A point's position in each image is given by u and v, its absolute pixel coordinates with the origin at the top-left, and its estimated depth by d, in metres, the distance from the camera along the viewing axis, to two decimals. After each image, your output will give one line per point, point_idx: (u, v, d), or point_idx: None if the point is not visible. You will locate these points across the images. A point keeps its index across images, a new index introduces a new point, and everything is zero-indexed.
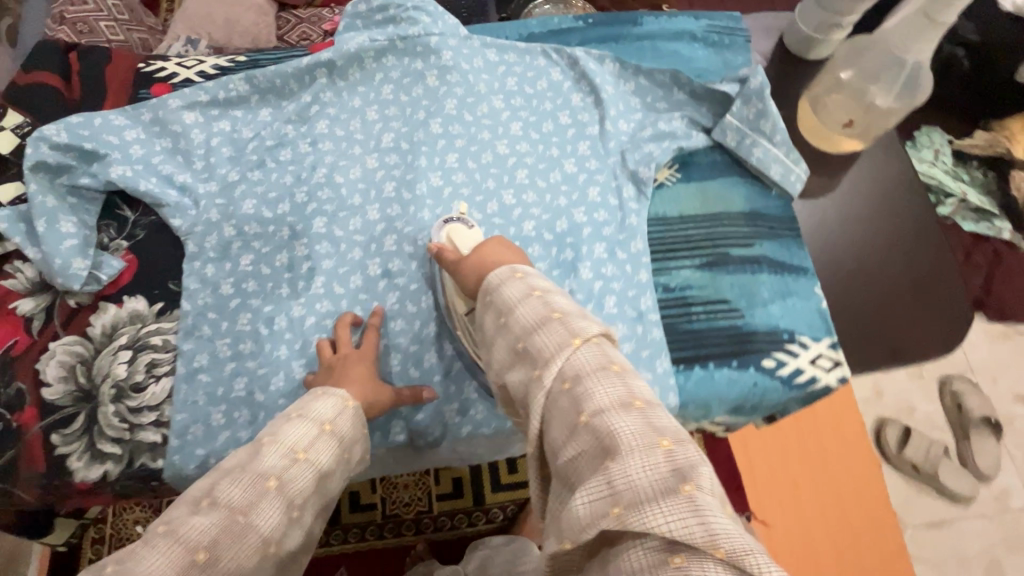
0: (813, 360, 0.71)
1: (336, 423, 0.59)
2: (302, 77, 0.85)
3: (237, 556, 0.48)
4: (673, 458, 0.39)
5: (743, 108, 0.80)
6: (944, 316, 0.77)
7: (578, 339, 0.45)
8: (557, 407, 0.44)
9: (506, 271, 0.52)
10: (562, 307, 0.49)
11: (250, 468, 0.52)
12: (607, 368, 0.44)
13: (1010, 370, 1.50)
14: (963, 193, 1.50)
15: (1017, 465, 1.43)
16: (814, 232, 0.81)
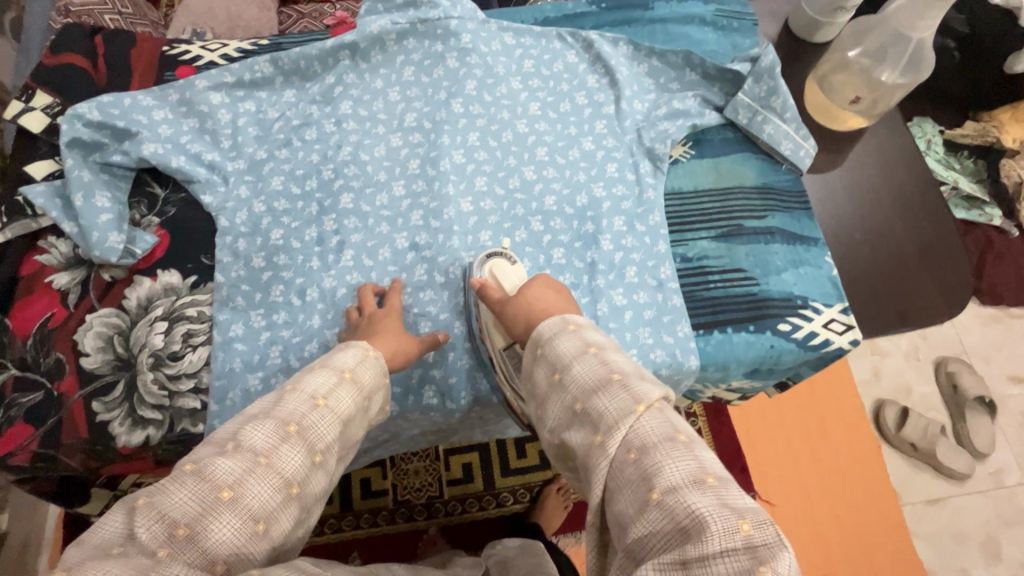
0: (827, 324, 0.75)
1: (355, 372, 0.59)
2: (326, 60, 0.87)
3: (261, 494, 0.48)
4: (753, 543, 0.38)
5: (755, 86, 0.83)
6: (948, 279, 0.81)
7: (642, 406, 0.46)
8: (625, 478, 0.43)
9: (560, 322, 0.53)
10: (622, 368, 0.49)
11: (273, 413, 0.52)
12: (674, 439, 0.44)
13: (1003, 351, 1.55)
14: (955, 182, 1.53)
15: (1011, 443, 1.47)
16: (824, 205, 0.84)
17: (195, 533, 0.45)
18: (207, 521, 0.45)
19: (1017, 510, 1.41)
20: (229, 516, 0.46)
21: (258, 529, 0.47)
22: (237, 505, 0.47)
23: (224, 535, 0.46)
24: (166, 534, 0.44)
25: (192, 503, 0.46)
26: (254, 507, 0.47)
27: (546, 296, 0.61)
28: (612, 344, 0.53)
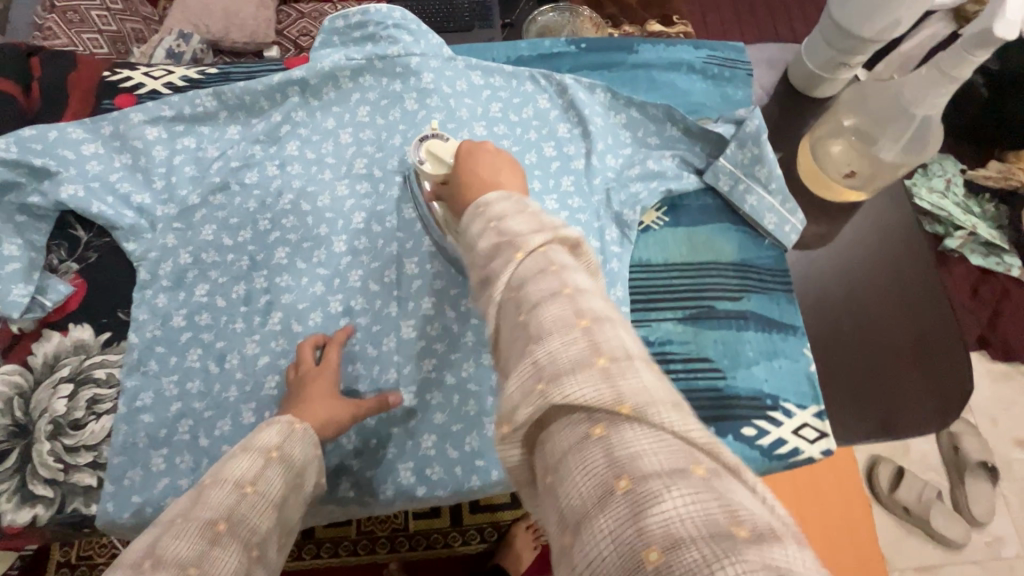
0: (797, 430, 0.67)
1: (283, 450, 0.52)
2: (273, 95, 0.80)
3: None
4: (595, 334, 0.32)
5: (737, 151, 0.75)
6: (945, 382, 0.72)
7: (520, 251, 0.36)
8: (503, 309, 0.36)
9: (470, 213, 0.43)
10: (512, 222, 0.39)
11: (193, 515, 0.43)
12: (544, 269, 0.35)
13: (1011, 414, 1.45)
14: (974, 227, 1.41)
15: (1013, 512, 1.37)
16: (806, 286, 0.76)
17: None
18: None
19: None
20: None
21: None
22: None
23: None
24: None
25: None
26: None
27: (497, 167, 0.53)
28: (519, 207, 0.41)
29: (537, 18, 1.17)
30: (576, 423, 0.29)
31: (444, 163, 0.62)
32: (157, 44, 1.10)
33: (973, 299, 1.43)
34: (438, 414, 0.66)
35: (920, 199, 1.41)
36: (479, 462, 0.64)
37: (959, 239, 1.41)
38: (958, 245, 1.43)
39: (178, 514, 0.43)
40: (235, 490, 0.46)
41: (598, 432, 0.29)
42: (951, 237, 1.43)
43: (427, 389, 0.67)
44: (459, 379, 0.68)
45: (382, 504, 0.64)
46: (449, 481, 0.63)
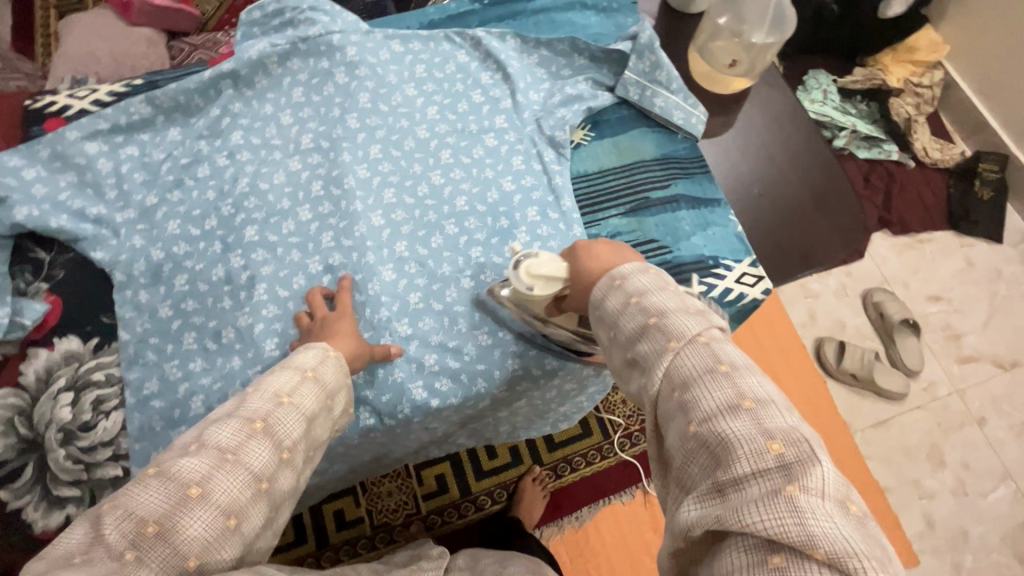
0: (738, 279, 0.78)
1: (318, 370, 0.57)
2: (207, 92, 0.84)
3: (229, 489, 0.45)
4: (782, 461, 0.37)
5: (639, 62, 0.85)
6: (845, 223, 0.86)
7: (675, 343, 0.44)
8: (667, 411, 0.44)
9: (606, 281, 0.52)
10: (666, 311, 0.47)
11: (237, 413, 0.49)
12: (713, 372, 0.42)
13: (921, 273, 1.66)
14: (853, 126, 1.70)
15: (937, 356, 1.58)
16: (720, 167, 0.88)
17: (162, 529, 0.42)
18: (174, 520, 0.42)
19: (952, 418, 1.52)
20: (196, 513, 0.43)
21: (230, 525, 0.44)
22: (203, 501, 0.43)
23: (193, 536, 0.42)
24: (130, 536, 0.41)
25: (161, 501, 0.43)
26: (225, 503, 0.44)
27: (620, 251, 0.57)
28: (663, 290, 0.49)
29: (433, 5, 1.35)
30: (755, 548, 0.35)
31: (553, 270, 0.63)
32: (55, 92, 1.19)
33: (866, 187, 1.71)
34: (434, 335, 0.73)
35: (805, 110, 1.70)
36: (480, 366, 0.72)
37: (845, 138, 1.70)
38: (845, 143, 1.71)
39: (228, 409, 0.50)
40: (271, 396, 0.51)
41: (776, 561, 0.34)
42: (837, 137, 1.71)
43: (419, 318, 0.74)
44: (446, 303, 0.75)
45: (401, 426, 0.70)
46: (458, 389, 0.71)
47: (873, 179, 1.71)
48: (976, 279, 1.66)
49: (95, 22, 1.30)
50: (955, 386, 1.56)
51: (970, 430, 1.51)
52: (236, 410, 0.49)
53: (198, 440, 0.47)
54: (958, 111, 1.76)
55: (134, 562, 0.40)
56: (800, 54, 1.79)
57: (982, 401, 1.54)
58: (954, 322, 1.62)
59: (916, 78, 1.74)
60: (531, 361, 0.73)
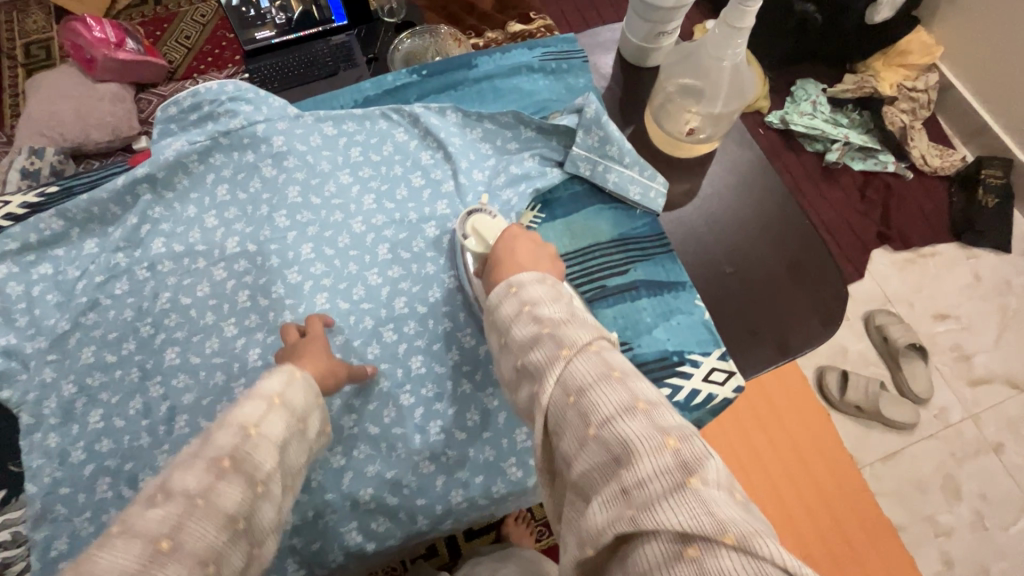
0: (706, 377, 0.71)
1: (237, 456, 0.46)
2: (123, 199, 0.78)
3: (204, 535, 0.41)
4: (680, 455, 0.36)
5: (586, 138, 0.79)
6: (826, 297, 0.77)
7: (568, 350, 0.43)
8: (561, 418, 0.42)
9: (503, 287, 0.52)
10: (560, 321, 0.46)
11: (201, 454, 0.45)
12: (607, 375, 0.42)
13: (926, 291, 1.56)
14: (846, 137, 1.61)
15: (947, 381, 1.48)
16: (684, 241, 0.81)
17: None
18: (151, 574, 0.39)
19: (966, 447, 1.43)
20: (171, 566, 0.39)
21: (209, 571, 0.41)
22: (177, 552, 0.40)
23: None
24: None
25: (132, 557, 0.39)
26: (199, 549, 0.41)
27: (538, 260, 0.60)
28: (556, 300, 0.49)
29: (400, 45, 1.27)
30: (670, 546, 0.33)
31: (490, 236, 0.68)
32: (12, 165, 1.18)
33: (863, 202, 1.61)
34: (369, 466, 0.66)
35: (794, 123, 1.62)
36: (420, 501, 0.66)
37: (837, 151, 1.60)
38: (838, 156, 1.61)
39: (192, 451, 0.46)
40: (230, 426, 0.48)
41: (693, 556, 0.33)
42: (830, 150, 1.62)
43: (353, 446, 0.67)
44: (383, 428, 0.68)
45: (337, 569, 0.64)
46: (397, 528, 0.65)
47: (870, 194, 1.61)
48: (985, 295, 1.56)
49: (60, 80, 1.37)
50: (968, 411, 1.46)
51: (986, 458, 1.42)
52: (203, 449, 0.46)
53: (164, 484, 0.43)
54: (957, 114, 1.66)
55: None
56: (783, 69, 1.70)
57: (997, 425, 1.44)
58: (964, 342, 1.52)
59: (910, 83, 1.64)
60: (476, 490, 0.67)
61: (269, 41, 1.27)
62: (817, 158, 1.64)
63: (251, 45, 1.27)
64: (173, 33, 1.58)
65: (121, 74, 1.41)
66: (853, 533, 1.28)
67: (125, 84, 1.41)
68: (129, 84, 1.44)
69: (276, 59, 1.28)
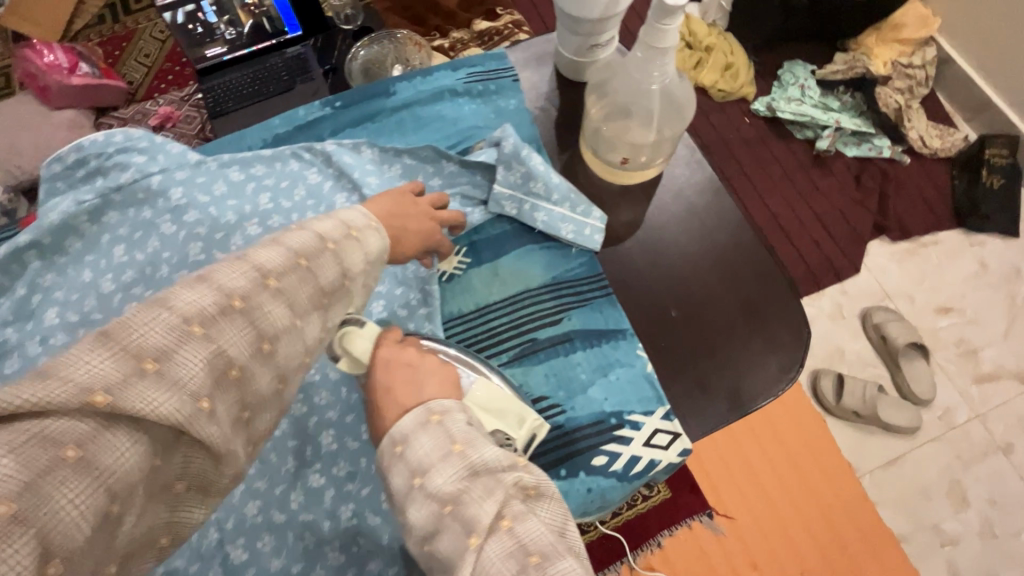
0: (648, 441, 0.64)
1: (332, 294, 0.44)
2: (10, 268, 0.71)
3: (291, 354, 0.41)
4: None
5: (508, 173, 0.72)
6: (785, 343, 0.69)
7: (476, 538, 0.35)
8: None
9: (386, 446, 0.41)
10: (462, 494, 0.37)
11: (313, 274, 0.43)
12: (525, 567, 0.34)
13: (928, 283, 1.41)
14: (838, 122, 1.47)
15: (952, 378, 1.34)
16: (627, 281, 0.73)
17: (243, 377, 0.37)
18: (250, 367, 0.38)
19: (973, 449, 1.28)
20: (265, 368, 0.39)
21: (282, 388, 0.41)
22: (269, 359, 0.39)
23: (258, 386, 0.39)
24: (215, 375, 0.35)
25: (243, 346, 0.37)
26: (282, 366, 0.41)
27: (418, 378, 0.46)
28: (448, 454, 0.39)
29: (357, 53, 1.20)
30: None
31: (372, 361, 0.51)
32: None
33: (857, 189, 1.48)
34: (274, 559, 0.60)
35: (780, 110, 1.49)
36: None
37: (828, 138, 1.47)
38: (829, 144, 1.47)
39: (305, 254, 0.43)
40: (333, 253, 0.45)
41: None
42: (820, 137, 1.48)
43: (257, 536, 0.60)
44: (289, 515, 0.62)
45: None
46: None
47: (864, 181, 1.48)
48: (993, 284, 1.41)
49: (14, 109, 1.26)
50: (976, 411, 1.31)
51: (997, 460, 1.27)
52: (313, 263, 0.43)
53: (281, 275, 0.40)
54: (957, 89, 1.52)
55: (208, 412, 0.35)
56: (765, 52, 1.59)
57: (1008, 424, 1.30)
58: (969, 336, 1.37)
59: (905, 59, 1.50)
60: None
61: (221, 58, 1.19)
62: (807, 146, 1.51)
63: (199, 63, 1.19)
64: (132, 52, 1.44)
65: (78, 99, 1.30)
66: (856, 551, 1.18)
67: (81, 109, 1.31)
68: (87, 109, 1.33)
69: (228, 76, 1.20)
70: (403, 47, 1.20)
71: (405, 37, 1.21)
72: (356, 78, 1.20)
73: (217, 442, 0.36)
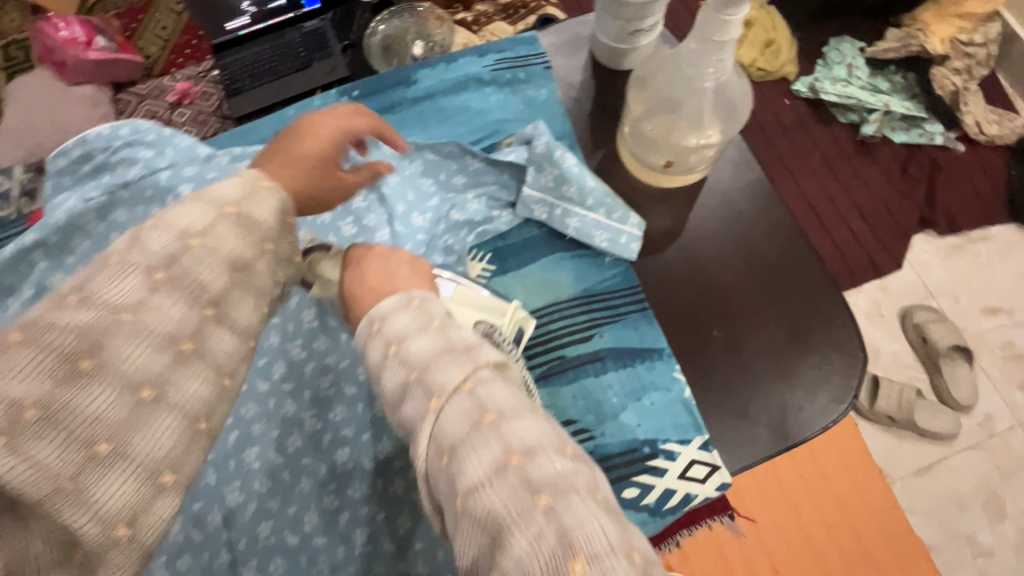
0: (683, 473, 0.59)
1: (177, 270, 0.34)
2: (16, 269, 0.67)
3: (138, 359, 0.31)
4: (557, 518, 0.28)
5: (539, 176, 0.67)
6: (837, 371, 0.63)
7: (436, 400, 0.33)
8: (432, 482, 0.33)
9: (364, 325, 0.40)
10: (429, 362, 0.35)
11: (131, 257, 0.33)
12: (477, 422, 0.32)
13: (976, 282, 1.31)
14: (886, 105, 1.35)
15: (994, 382, 1.25)
16: (665, 292, 0.67)
17: (57, 410, 0.29)
18: (67, 396, 0.29)
19: (1016, 459, 1.20)
20: (92, 393, 0.30)
21: (145, 399, 0.31)
22: (107, 372, 0.30)
23: (97, 412, 0.30)
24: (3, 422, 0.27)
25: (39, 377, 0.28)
26: (127, 373, 0.31)
27: None
28: (424, 329, 0.38)
29: (377, 28, 1.13)
30: None
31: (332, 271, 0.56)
32: None
33: (904, 180, 1.36)
34: None
35: (825, 92, 1.37)
36: None
37: (875, 123, 1.36)
38: (876, 129, 1.36)
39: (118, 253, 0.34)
40: (160, 231, 0.35)
41: None
42: (868, 121, 1.37)
43: (269, 558, 0.59)
44: (302, 536, 0.60)
45: None
46: None
47: (913, 172, 1.36)
48: None
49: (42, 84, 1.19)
50: (1018, 419, 1.22)
51: None
52: (124, 253, 0.33)
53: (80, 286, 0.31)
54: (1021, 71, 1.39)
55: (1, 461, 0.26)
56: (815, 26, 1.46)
57: None
58: (1016, 339, 1.28)
59: (966, 36, 1.36)
60: None
61: (239, 31, 1.14)
62: (851, 133, 1.40)
63: (219, 38, 1.13)
64: (148, 24, 1.35)
65: (99, 75, 1.22)
66: (882, 563, 1.09)
67: (102, 85, 1.22)
68: (107, 84, 1.24)
69: (250, 50, 1.14)
70: (425, 21, 1.13)
71: (428, 12, 1.14)
72: (376, 54, 1.12)
73: (38, 488, 0.27)
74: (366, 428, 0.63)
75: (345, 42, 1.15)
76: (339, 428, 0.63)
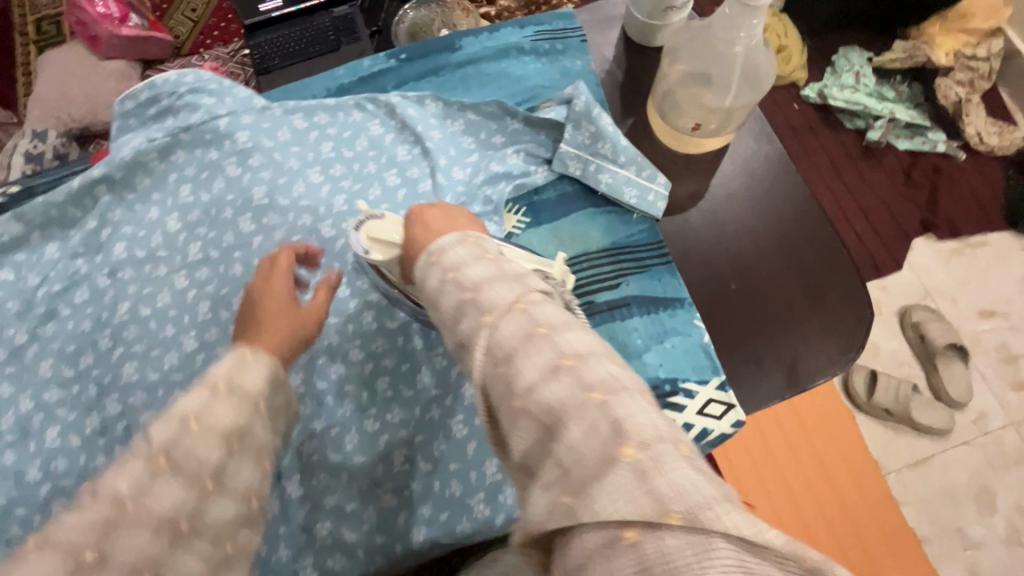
0: (701, 410, 0.64)
1: (177, 451, 0.32)
2: (82, 201, 0.72)
3: (138, 545, 0.30)
4: (608, 409, 0.32)
5: (576, 133, 0.72)
6: (847, 326, 0.68)
7: (490, 316, 0.37)
8: (487, 384, 0.36)
9: (422, 258, 0.44)
10: (464, 264, 0.41)
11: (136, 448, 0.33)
12: (532, 335, 0.36)
13: (973, 285, 1.36)
14: (891, 113, 1.42)
15: (989, 381, 1.30)
16: (688, 249, 0.72)
17: None
18: None
19: (1008, 456, 1.24)
20: None
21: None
22: (112, 558, 0.29)
23: None
24: None
25: None
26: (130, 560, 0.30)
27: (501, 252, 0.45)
28: (480, 259, 0.41)
29: (406, 16, 1.17)
30: (605, 527, 0.29)
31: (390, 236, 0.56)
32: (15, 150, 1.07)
33: (906, 184, 1.42)
34: (330, 497, 0.63)
35: (833, 98, 1.44)
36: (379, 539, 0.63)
37: (880, 128, 1.42)
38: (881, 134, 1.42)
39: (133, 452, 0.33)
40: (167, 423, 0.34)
41: (631, 536, 0.28)
42: (872, 128, 1.43)
43: (313, 473, 0.63)
44: (343, 455, 0.64)
45: None
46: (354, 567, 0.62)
47: (914, 176, 1.42)
48: None
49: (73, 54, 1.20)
50: (1011, 418, 1.27)
51: None
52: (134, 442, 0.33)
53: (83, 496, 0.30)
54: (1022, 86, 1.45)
55: None
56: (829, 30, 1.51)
57: None
58: (1011, 341, 1.33)
59: (970, 51, 1.42)
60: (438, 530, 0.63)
61: (271, 14, 1.17)
62: (857, 138, 1.45)
63: (252, 18, 1.16)
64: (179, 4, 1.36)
65: (128, 50, 1.22)
66: None
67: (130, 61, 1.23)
68: (135, 61, 1.25)
69: (279, 32, 1.17)
70: (451, 11, 1.18)
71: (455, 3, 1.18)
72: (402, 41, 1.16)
73: None
74: (406, 361, 0.68)
75: (374, 29, 1.20)
76: (381, 361, 0.68)
